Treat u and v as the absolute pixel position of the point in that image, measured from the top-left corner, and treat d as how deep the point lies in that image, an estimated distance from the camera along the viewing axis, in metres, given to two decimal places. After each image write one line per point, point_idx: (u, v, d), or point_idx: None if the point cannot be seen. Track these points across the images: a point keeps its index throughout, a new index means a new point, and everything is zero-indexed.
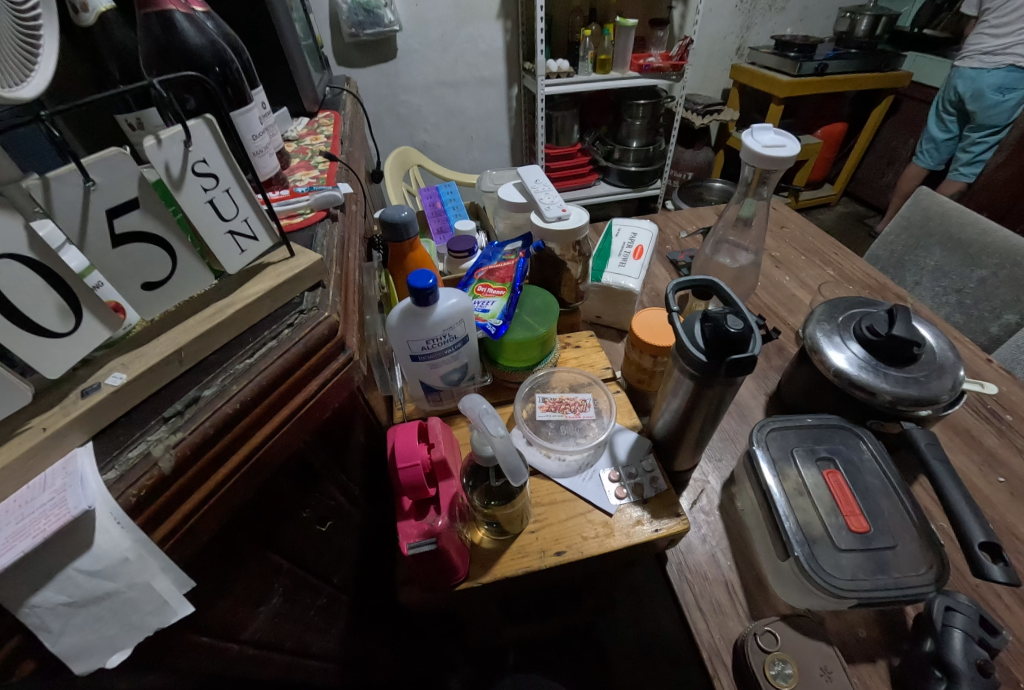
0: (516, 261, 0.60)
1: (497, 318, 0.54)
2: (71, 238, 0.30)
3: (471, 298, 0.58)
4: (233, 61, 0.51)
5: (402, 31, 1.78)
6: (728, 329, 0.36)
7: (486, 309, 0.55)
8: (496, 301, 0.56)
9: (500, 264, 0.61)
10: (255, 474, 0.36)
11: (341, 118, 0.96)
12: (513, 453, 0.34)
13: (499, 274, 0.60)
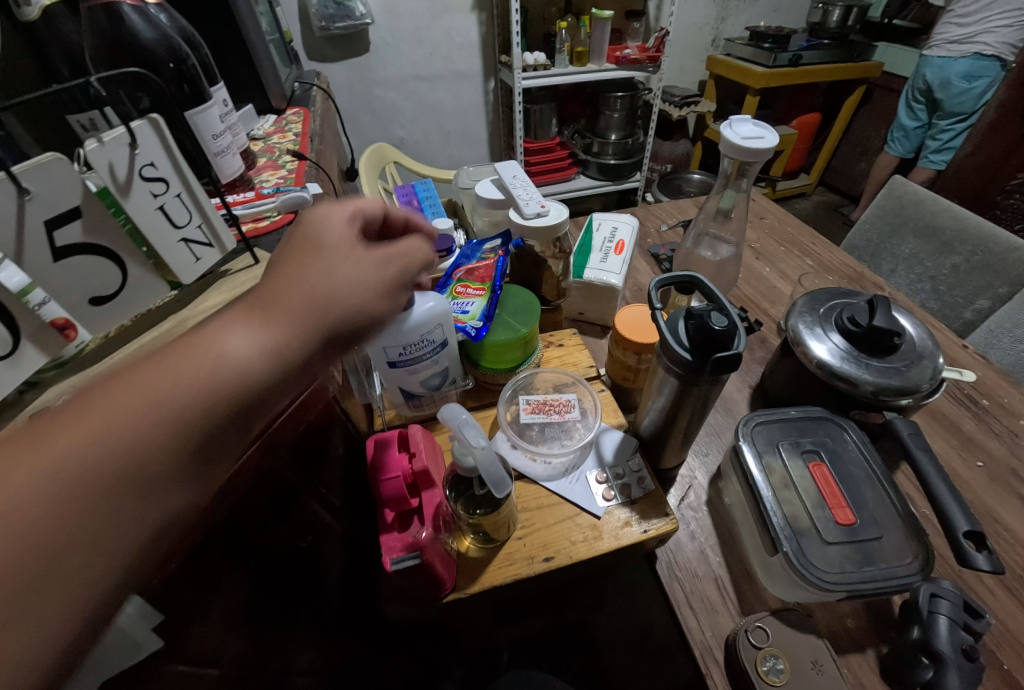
0: (495, 260, 0.59)
1: (477, 320, 0.52)
2: (6, 253, 0.27)
3: (450, 299, 0.56)
4: (189, 57, 0.48)
5: (375, 24, 1.74)
6: (712, 327, 0.35)
7: (466, 310, 0.54)
8: (476, 303, 0.55)
9: (479, 264, 0.60)
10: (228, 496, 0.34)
11: (311, 114, 0.93)
12: (495, 463, 0.33)
13: (479, 274, 0.58)
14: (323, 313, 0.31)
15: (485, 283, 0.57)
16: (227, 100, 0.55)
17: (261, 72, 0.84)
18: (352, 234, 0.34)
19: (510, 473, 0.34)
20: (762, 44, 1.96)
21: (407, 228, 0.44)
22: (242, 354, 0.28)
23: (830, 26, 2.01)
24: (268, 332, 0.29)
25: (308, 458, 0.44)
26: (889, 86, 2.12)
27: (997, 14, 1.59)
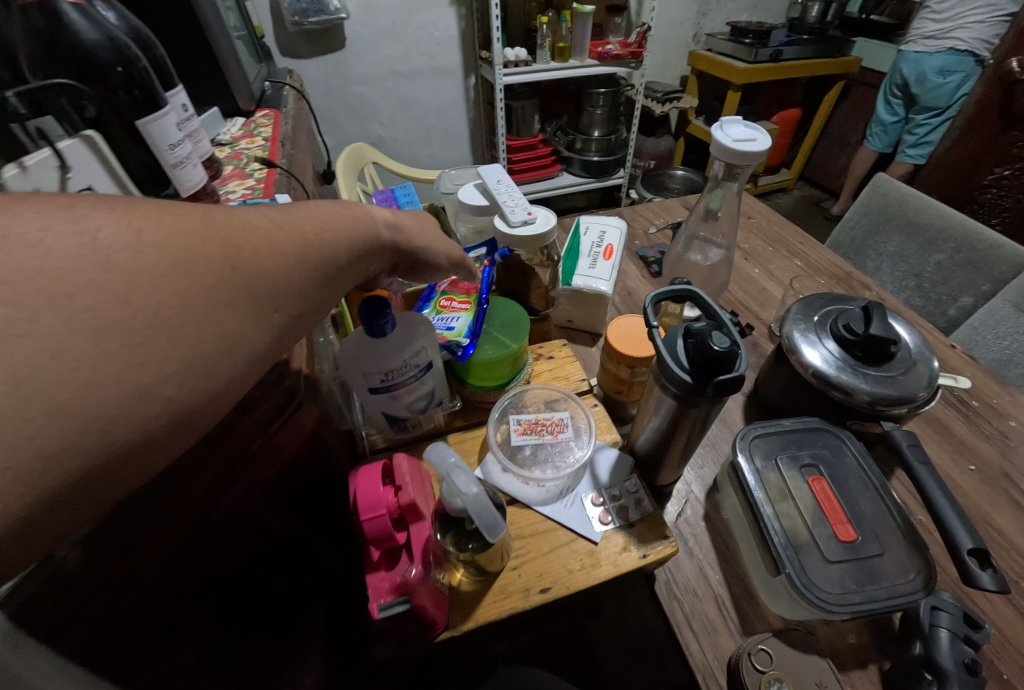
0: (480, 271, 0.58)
1: (462, 338, 0.50)
2: None
3: (434, 313, 0.54)
4: (139, 59, 0.44)
5: (350, 19, 1.68)
6: (712, 348, 0.34)
7: (451, 327, 0.52)
8: (461, 319, 0.52)
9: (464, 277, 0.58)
10: (205, 539, 0.31)
11: (282, 116, 0.88)
12: (488, 506, 0.31)
13: (464, 289, 0.57)
14: (413, 237, 0.43)
15: (470, 297, 0.55)
16: (187, 104, 0.51)
17: (227, 71, 0.79)
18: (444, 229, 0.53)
19: (503, 513, 0.31)
20: (743, 39, 1.96)
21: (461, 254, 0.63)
22: (370, 229, 0.37)
23: (809, 21, 2.02)
24: (390, 219, 0.41)
25: (300, 500, 0.42)
26: (867, 81, 2.15)
27: (972, 9, 1.61)
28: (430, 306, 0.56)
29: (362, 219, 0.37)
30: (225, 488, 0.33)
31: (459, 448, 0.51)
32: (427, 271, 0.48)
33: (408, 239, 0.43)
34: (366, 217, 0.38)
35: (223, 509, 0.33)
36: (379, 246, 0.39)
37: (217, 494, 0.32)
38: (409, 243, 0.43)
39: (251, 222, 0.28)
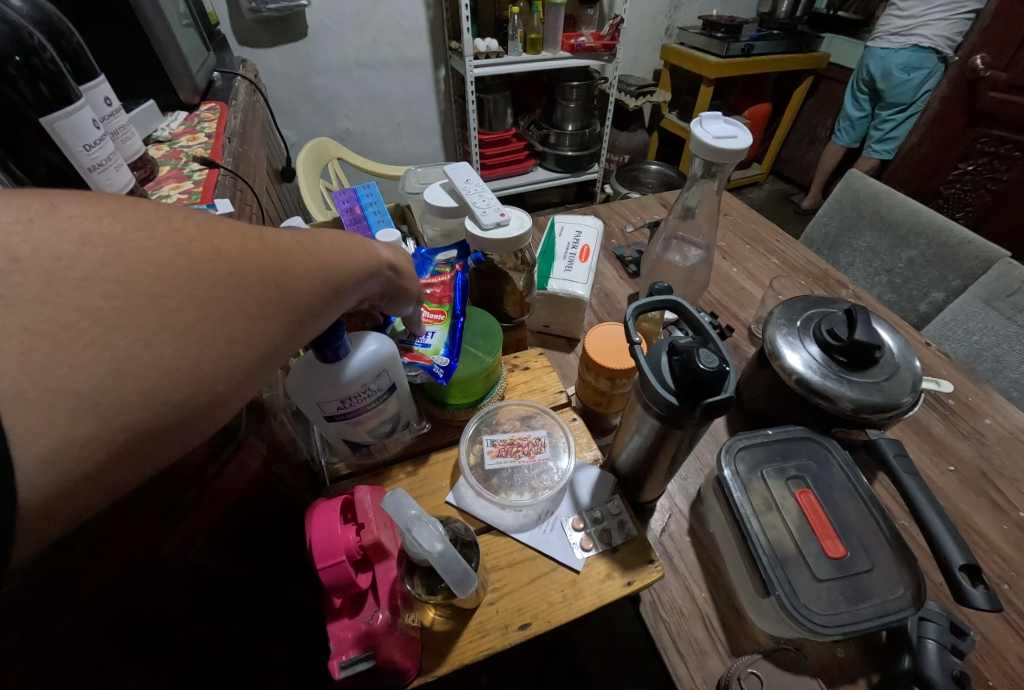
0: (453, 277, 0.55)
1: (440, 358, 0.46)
2: None
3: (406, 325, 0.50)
4: (45, 47, 0.38)
5: (310, 5, 1.59)
6: (699, 368, 0.31)
7: (427, 344, 0.49)
8: (436, 336, 0.49)
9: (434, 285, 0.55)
10: (141, 600, 0.26)
11: (230, 110, 0.82)
12: (455, 558, 0.29)
13: (435, 299, 0.53)
14: (410, 274, 0.43)
15: (443, 310, 0.52)
16: (110, 97, 0.46)
17: (163, 61, 0.73)
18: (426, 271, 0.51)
19: (471, 569, 0.29)
20: (715, 33, 1.96)
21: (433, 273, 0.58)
22: (373, 258, 0.37)
23: (778, 16, 2.03)
24: (392, 253, 0.40)
25: (255, 547, 0.38)
26: (835, 76, 2.18)
27: (936, 9, 1.63)
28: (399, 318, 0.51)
29: (358, 250, 0.35)
30: (162, 537, 0.29)
31: (429, 472, 0.47)
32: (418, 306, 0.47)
33: (402, 275, 0.42)
34: (366, 249, 0.37)
35: (169, 562, 0.29)
36: (371, 280, 0.37)
37: (151, 542, 0.28)
38: (404, 280, 0.42)
39: (179, 217, 0.24)
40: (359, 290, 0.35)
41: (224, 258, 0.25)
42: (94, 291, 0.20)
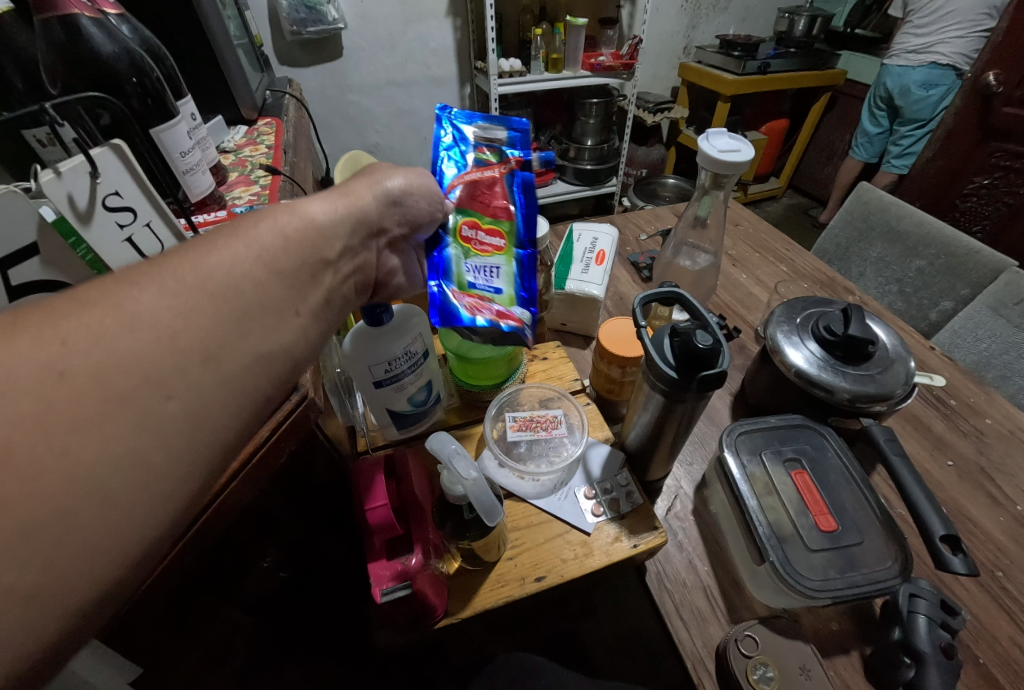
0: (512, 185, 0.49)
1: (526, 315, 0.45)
2: None
3: (468, 254, 0.46)
4: (152, 70, 0.47)
5: (347, 29, 1.71)
6: (697, 345, 0.37)
7: (498, 288, 0.46)
8: (505, 278, 0.47)
9: (490, 185, 0.49)
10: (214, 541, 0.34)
11: (283, 125, 0.91)
12: (485, 491, 0.35)
13: (491, 210, 0.48)
14: (416, 199, 0.40)
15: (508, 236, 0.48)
16: (196, 114, 0.53)
17: (230, 82, 0.83)
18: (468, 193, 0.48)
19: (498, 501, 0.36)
20: (732, 52, 2.01)
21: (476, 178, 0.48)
22: (369, 209, 0.36)
23: (795, 35, 2.08)
24: (384, 192, 0.38)
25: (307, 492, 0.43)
26: (852, 93, 2.21)
27: (952, 25, 1.67)
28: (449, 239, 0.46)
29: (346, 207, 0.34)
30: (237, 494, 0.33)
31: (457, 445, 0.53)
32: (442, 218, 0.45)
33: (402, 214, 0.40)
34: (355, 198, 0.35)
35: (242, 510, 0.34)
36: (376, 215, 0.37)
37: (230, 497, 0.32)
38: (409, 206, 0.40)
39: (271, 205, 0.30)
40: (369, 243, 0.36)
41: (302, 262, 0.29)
42: (201, 287, 0.24)
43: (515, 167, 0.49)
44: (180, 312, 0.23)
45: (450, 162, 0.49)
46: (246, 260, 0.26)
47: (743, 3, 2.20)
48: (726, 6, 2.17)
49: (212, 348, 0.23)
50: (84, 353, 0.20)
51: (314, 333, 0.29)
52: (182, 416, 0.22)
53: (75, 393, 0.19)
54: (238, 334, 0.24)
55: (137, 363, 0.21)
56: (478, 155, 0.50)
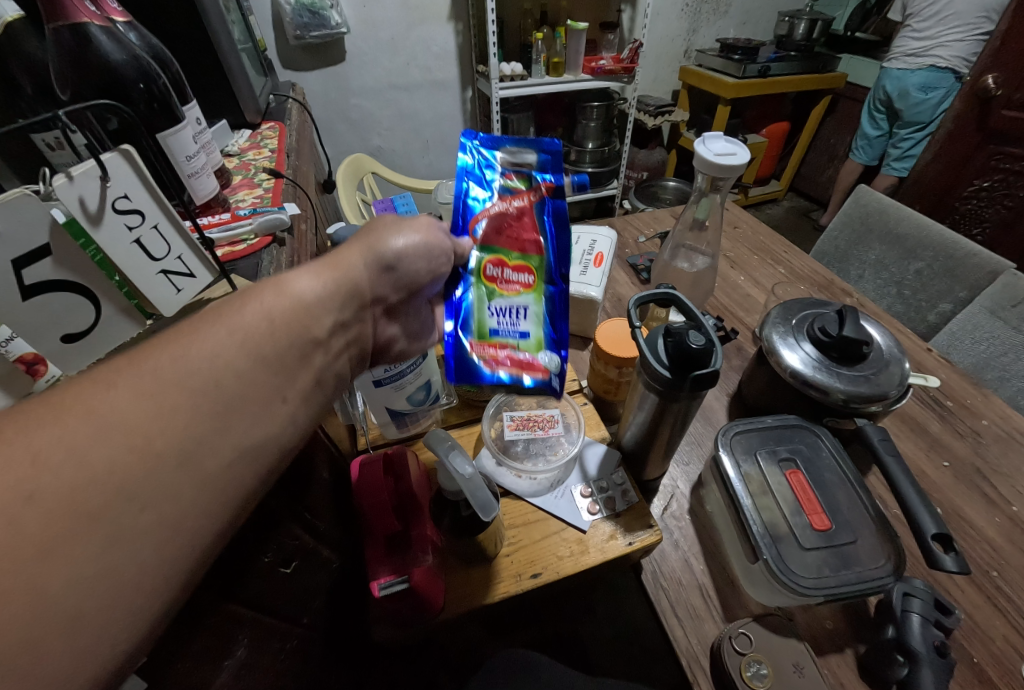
0: (543, 219, 0.49)
1: (552, 365, 0.46)
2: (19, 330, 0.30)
3: (495, 299, 0.47)
4: (158, 76, 0.48)
5: (350, 33, 1.73)
6: (690, 346, 0.37)
7: (525, 334, 0.47)
8: (533, 320, 0.47)
9: (518, 219, 0.49)
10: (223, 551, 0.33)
11: (286, 129, 0.92)
12: (482, 489, 0.37)
13: (519, 245, 0.48)
14: (412, 263, 0.38)
15: (537, 272, 0.48)
16: (200, 118, 0.54)
17: (234, 86, 0.84)
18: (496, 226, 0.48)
19: (493, 497, 0.38)
20: (732, 56, 2.02)
21: (504, 214, 0.49)
22: (361, 279, 0.33)
23: (796, 39, 2.09)
24: (369, 249, 0.35)
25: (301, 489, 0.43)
26: (853, 96, 2.22)
27: (953, 29, 1.67)
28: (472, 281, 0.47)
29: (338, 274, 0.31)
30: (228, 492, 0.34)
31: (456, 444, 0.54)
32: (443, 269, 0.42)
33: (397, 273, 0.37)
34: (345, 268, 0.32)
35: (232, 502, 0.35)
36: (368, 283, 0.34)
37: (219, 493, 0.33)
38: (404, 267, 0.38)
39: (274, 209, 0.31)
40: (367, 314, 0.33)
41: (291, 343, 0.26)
42: (182, 382, 0.21)
43: (545, 195, 0.49)
44: (158, 413, 0.20)
45: (477, 192, 0.49)
46: (232, 344, 0.23)
47: (744, 7, 2.21)
48: (726, 9, 2.18)
49: (188, 450, 0.20)
50: (53, 473, 0.17)
51: (304, 417, 0.26)
52: (158, 532, 0.19)
53: (41, 519, 0.17)
54: (221, 428, 0.21)
55: (110, 443, 0.19)
56: (506, 182, 0.50)
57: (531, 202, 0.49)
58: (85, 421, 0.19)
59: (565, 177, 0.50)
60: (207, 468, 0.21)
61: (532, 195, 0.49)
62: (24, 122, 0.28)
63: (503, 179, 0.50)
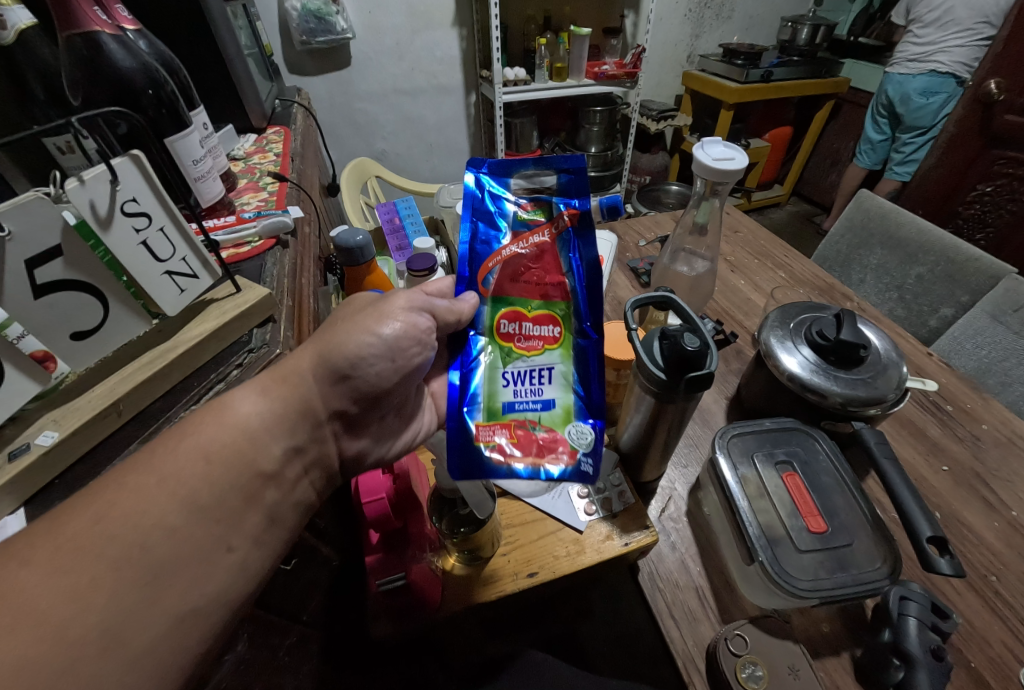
0: (567, 259, 0.46)
1: (581, 443, 0.43)
2: (32, 328, 0.32)
3: (518, 360, 0.45)
4: (167, 83, 0.50)
5: (355, 39, 1.75)
6: (685, 348, 0.38)
7: (549, 403, 0.44)
8: (557, 384, 0.45)
9: (538, 261, 0.46)
10: None
11: (291, 133, 0.94)
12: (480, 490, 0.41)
13: (540, 293, 0.46)
14: (371, 368, 0.36)
15: (562, 323, 0.46)
16: (207, 124, 0.56)
17: (240, 91, 0.85)
18: (513, 276, 0.46)
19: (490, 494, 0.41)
20: (735, 61, 2.03)
21: (520, 262, 0.46)
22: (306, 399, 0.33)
23: (799, 44, 2.09)
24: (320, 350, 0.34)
25: None
26: (856, 101, 2.22)
27: (954, 35, 1.68)
28: (488, 343, 0.45)
29: (286, 398, 0.33)
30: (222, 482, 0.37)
31: None
32: (414, 361, 0.41)
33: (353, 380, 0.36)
34: (295, 381, 0.33)
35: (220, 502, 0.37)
36: (321, 400, 0.34)
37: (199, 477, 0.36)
38: (363, 376, 0.37)
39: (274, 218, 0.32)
40: (324, 432, 0.35)
41: (233, 484, 0.29)
42: (106, 560, 0.24)
43: (568, 226, 0.46)
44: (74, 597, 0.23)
45: (490, 232, 0.47)
46: (161, 498, 0.27)
47: (747, 12, 2.22)
48: (729, 15, 2.20)
49: (111, 632, 0.23)
50: None
51: (253, 560, 0.30)
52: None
53: None
54: (149, 603, 0.25)
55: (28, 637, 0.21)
56: (522, 214, 0.47)
57: (551, 236, 0.46)
58: (23, 613, 0.22)
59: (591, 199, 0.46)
60: (134, 646, 0.24)
61: (552, 227, 0.46)
62: (38, 127, 0.29)
63: (520, 209, 0.48)
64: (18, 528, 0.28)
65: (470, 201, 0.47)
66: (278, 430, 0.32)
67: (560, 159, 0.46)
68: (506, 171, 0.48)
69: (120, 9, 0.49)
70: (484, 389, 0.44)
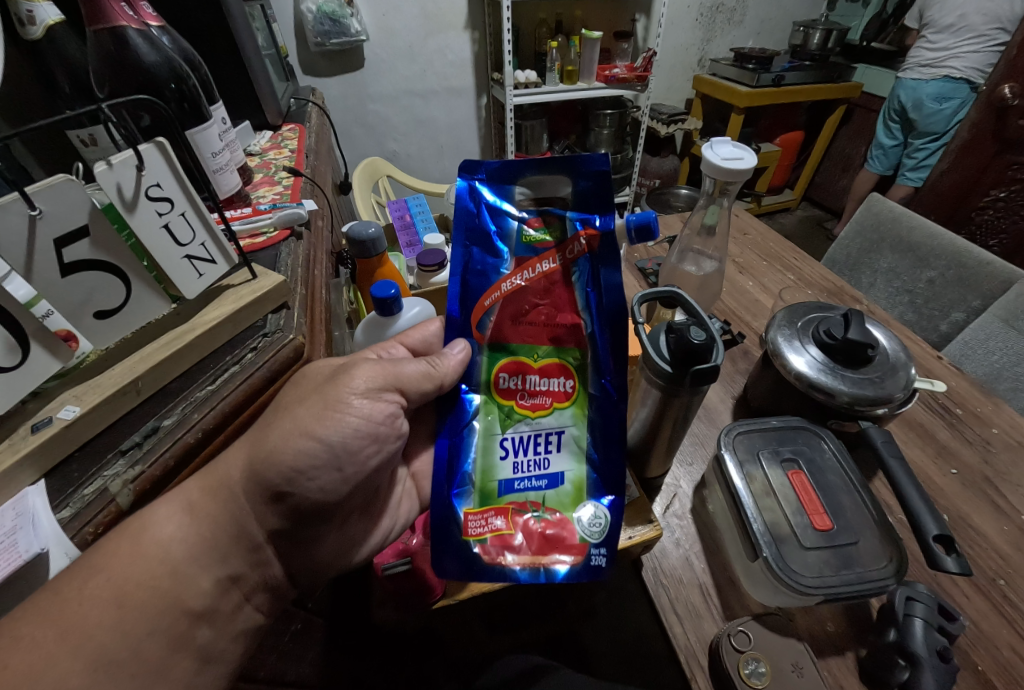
0: (581, 295, 0.46)
1: (592, 532, 0.44)
2: (58, 306, 0.33)
3: (524, 421, 0.45)
4: (189, 77, 0.51)
5: (369, 41, 1.77)
6: (692, 340, 0.38)
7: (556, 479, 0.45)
8: (569, 456, 0.46)
9: (548, 296, 0.46)
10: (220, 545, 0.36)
11: (305, 130, 0.96)
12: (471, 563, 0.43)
13: (550, 337, 0.46)
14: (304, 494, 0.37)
15: (574, 375, 0.46)
16: (226, 118, 0.57)
17: (258, 87, 0.87)
18: (513, 318, 0.46)
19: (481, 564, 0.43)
20: (746, 65, 2.02)
21: (529, 297, 0.46)
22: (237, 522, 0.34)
23: (811, 47, 2.09)
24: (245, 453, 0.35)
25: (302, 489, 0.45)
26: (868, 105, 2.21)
27: (967, 40, 1.67)
28: (483, 405, 0.46)
29: (214, 518, 0.33)
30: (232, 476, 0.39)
31: None
32: (367, 463, 0.41)
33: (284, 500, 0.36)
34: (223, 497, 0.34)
35: None
36: (253, 521, 0.35)
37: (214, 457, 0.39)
38: (302, 492, 0.37)
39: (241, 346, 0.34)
40: (264, 555, 0.37)
41: (154, 629, 0.30)
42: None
43: (585, 253, 0.45)
44: None
45: (489, 258, 0.46)
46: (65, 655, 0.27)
47: (759, 17, 2.23)
48: (741, 19, 2.20)
49: None
50: None
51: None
52: None
53: None
54: None
55: None
56: (528, 233, 0.46)
57: (561, 263, 0.45)
58: None
59: (613, 217, 0.44)
60: None
61: (563, 253, 0.45)
62: (72, 112, 0.31)
63: (525, 224, 0.46)
64: (37, 492, 0.29)
65: (465, 218, 0.45)
66: (206, 562, 0.33)
67: (576, 163, 0.44)
68: (509, 179, 0.46)
69: (146, 7, 0.51)
70: (484, 466, 0.45)
